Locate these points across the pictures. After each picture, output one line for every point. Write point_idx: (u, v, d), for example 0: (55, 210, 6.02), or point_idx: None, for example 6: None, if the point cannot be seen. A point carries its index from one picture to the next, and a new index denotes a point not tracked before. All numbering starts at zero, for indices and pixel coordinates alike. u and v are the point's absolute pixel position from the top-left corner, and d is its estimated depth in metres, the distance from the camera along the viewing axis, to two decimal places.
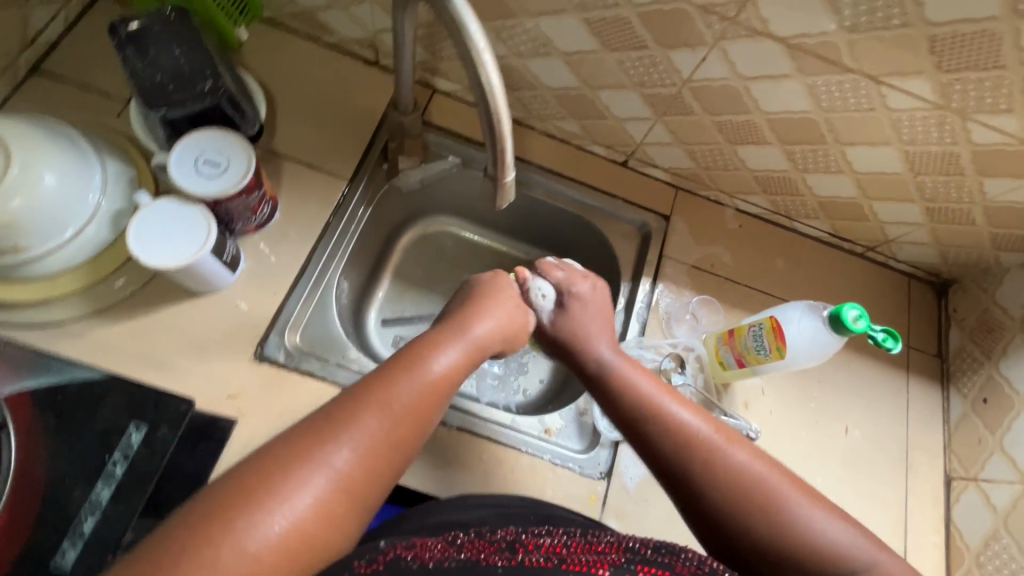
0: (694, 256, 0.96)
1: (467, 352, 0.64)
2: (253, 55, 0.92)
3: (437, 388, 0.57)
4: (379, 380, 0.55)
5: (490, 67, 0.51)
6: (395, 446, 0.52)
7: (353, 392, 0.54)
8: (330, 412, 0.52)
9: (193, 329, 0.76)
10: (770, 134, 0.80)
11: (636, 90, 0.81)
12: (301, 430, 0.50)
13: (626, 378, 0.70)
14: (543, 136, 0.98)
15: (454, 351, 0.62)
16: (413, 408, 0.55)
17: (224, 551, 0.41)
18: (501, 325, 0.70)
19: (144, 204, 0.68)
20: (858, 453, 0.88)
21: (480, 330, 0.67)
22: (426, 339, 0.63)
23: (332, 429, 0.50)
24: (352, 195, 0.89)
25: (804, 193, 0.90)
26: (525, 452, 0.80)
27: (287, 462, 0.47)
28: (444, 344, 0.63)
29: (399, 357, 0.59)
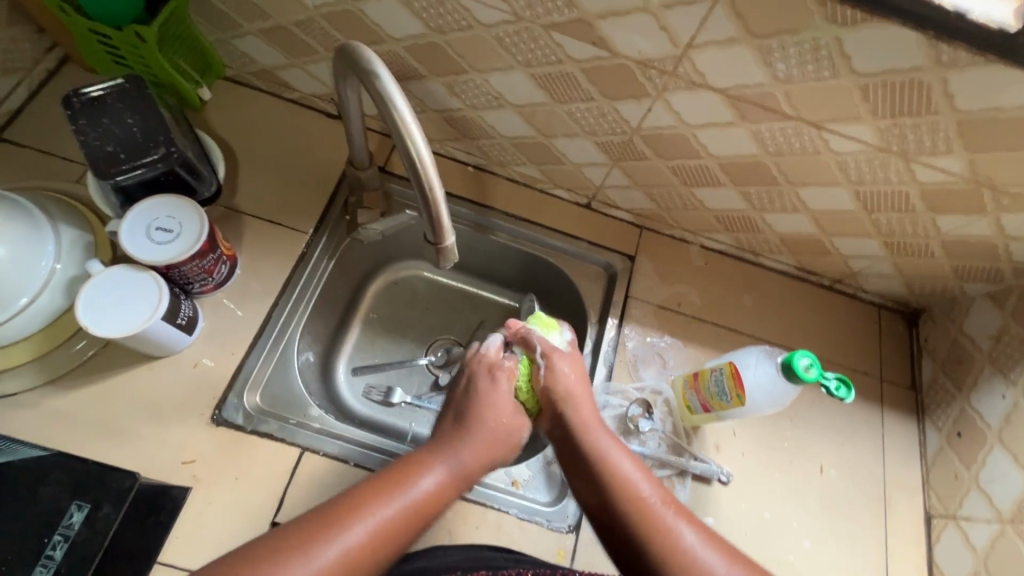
0: (660, 296, 0.96)
1: (460, 470, 0.61)
2: (216, 114, 0.93)
3: (424, 507, 0.57)
4: (370, 492, 0.55)
5: (418, 141, 0.55)
6: (375, 559, 0.52)
7: (339, 501, 0.54)
8: (313, 517, 0.52)
9: (150, 394, 0.75)
10: (723, 177, 0.81)
11: (589, 138, 0.82)
12: (289, 533, 0.51)
13: (593, 441, 0.65)
14: (506, 181, 0.99)
15: (446, 466, 0.61)
16: (399, 525, 0.55)
17: None
18: (494, 435, 0.65)
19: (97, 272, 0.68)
20: (834, 492, 0.86)
21: (473, 447, 0.63)
22: (415, 454, 0.62)
23: (312, 540, 0.50)
24: (314, 248, 0.90)
25: (764, 230, 0.91)
26: (491, 507, 0.78)
27: (270, 565, 0.48)
28: (439, 457, 0.61)
29: (391, 468, 0.59)
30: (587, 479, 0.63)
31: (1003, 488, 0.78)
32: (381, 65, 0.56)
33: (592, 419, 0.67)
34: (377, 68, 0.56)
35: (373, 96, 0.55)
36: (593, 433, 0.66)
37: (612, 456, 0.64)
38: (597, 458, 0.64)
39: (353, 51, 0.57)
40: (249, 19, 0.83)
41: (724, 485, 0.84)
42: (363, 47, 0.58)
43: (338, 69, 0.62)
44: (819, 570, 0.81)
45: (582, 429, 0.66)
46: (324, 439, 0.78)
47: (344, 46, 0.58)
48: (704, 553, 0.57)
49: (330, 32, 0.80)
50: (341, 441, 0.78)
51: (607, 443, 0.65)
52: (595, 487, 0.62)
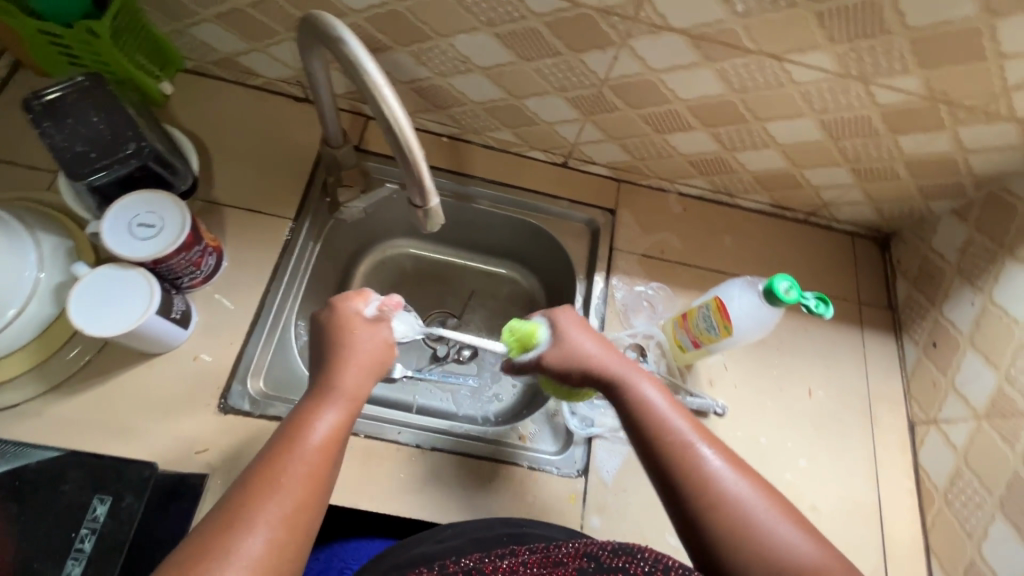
0: (644, 245, 0.98)
1: (347, 400, 0.63)
2: (181, 108, 0.92)
3: (325, 447, 0.58)
4: (274, 455, 0.56)
5: (394, 104, 0.55)
6: (306, 510, 0.54)
7: (251, 475, 0.55)
8: (237, 497, 0.53)
9: (155, 391, 0.76)
10: (693, 120, 0.83)
11: (558, 95, 0.83)
12: (207, 524, 0.51)
13: (634, 383, 0.67)
14: (482, 148, 1.00)
15: (333, 404, 0.62)
16: (308, 480, 0.55)
17: None
18: (360, 360, 0.67)
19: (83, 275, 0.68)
20: (823, 412, 0.91)
21: (349, 376, 0.65)
22: (302, 404, 0.62)
23: (236, 520, 0.51)
24: (298, 233, 0.90)
25: (737, 170, 0.93)
26: (502, 461, 0.81)
27: (196, 568, 0.48)
28: (326, 399, 0.62)
29: (285, 425, 0.60)
30: (626, 417, 0.66)
31: (977, 387, 0.83)
32: (348, 31, 0.56)
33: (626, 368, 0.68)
34: (343, 34, 0.56)
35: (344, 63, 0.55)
36: (631, 376, 0.67)
37: (650, 398, 0.65)
38: (634, 399, 0.66)
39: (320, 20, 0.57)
40: (204, 6, 0.81)
41: (721, 417, 0.88)
42: (327, 15, 0.57)
43: (305, 42, 0.62)
44: (815, 485, 0.86)
45: (623, 376, 0.68)
46: None
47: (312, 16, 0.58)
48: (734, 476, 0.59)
49: (289, 10, 0.79)
50: None
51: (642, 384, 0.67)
52: (634, 424, 0.64)
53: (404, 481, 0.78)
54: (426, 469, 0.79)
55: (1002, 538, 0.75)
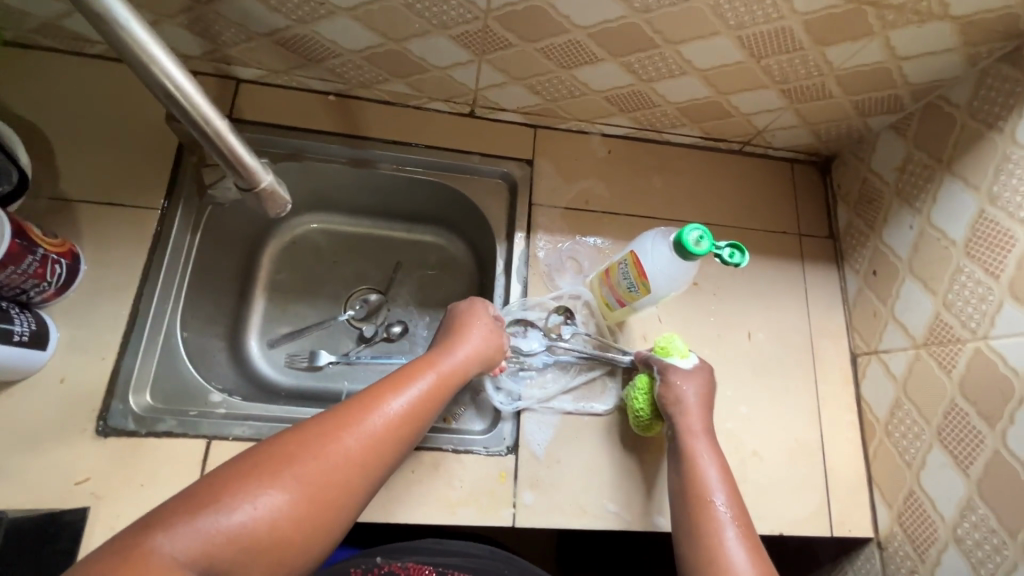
0: (566, 197, 0.90)
1: (458, 363, 0.66)
2: (8, 89, 0.78)
3: (430, 401, 0.61)
4: (390, 386, 0.59)
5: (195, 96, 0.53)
6: (394, 448, 0.55)
7: (369, 390, 0.58)
8: (356, 399, 0.56)
9: (18, 421, 0.68)
10: (598, 50, 0.72)
11: (441, 33, 0.71)
12: (326, 416, 0.54)
13: (690, 441, 0.68)
14: (375, 104, 0.88)
15: (449, 363, 0.65)
16: (407, 425, 0.57)
17: (245, 500, 0.45)
18: (482, 343, 0.71)
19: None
20: (764, 355, 0.87)
21: (466, 346, 0.69)
22: (424, 358, 0.66)
23: (352, 416, 0.54)
24: (171, 225, 0.79)
25: (659, 103, 0.84)
26: (425, 447, 0.75)
27: (307, 438, 0.51)
28: (445, 355, 0.66)
29: (404, 368, 0.63)
30: (676, 470, 0.68)
31: (916, 315, 0.79)
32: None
33: (699, 429, 0.69)
34: None
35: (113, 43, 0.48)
36: (696, 436, 0.69)
37: (703, 459, 0.67)
38: (689, 456, 0.68)
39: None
40: None
41: None
42: None
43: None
44: (756, 431, 0.83)
45: (684, 431, 0.69)
46: (235, 423, 0.73)
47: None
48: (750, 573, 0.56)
49: None
50: (250, 421, 0.74)
51: (703, 448, 0.68)
52: (681, 478, 0.67)
53: None
54: None
55: (939, 467, 0.73)
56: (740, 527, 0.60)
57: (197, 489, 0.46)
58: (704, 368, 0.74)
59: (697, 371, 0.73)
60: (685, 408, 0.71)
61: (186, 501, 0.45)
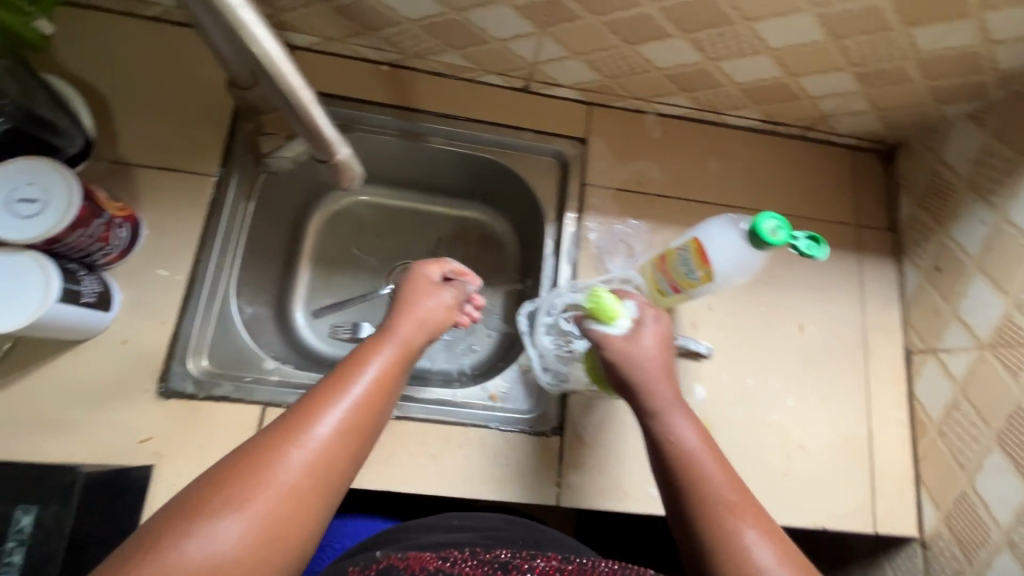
0: (619, 178, 0.88)
1: (404, 345, 0.60)
2: (69, 50, 0.78)
3: (379, 388, 0.55)
4: (328, 384, 0.53)
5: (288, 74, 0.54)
6: (349, 449, 0.50)
7: (306, 396, 0.52)
8: (291, 412, 0.50)
9: (85, 379, 0.70)
10: (668, 25, 0.69)
11: (505, 3, 0.69)
12: (261, 436, 0.48)
13: (665, 413, 0.60)
14: (428, 75, 0.86)
15: (394, 344, 0.59)
16: (365, 414, 0.52)
17: (182, 550, 0.40)
18: (425, 318, 0.65)
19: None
20: (815, 348, 0.85)
21: (406, 324, 0.63)
22: (363, 345, 0.59)
23: (292, 429, 0.48)
24: (227, 193, 0.80)
25: (723, 83, 0.81)
26: (472, 424, 0.76)
27: (241, 468, 0.45)
28: (387, 339, 0.60)
29: (345, 361, 0.57)
30: (656, 454, 0.59)
31: (984, 315, 0.76)
32: None
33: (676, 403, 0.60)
34: None
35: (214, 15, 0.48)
36: (669, 408, 0.60)
37: (682, 435, 0.58)
38: (664, 432, 0.59)
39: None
40: None
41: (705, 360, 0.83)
42: None
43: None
44: (804, 425, 0.82)
45: (652, 402, 0.61)
46: (288, 392, 0.75)
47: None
48: (771, 559, 0.49)
49: None
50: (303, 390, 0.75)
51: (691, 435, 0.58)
52: (663, 463, 0.58)
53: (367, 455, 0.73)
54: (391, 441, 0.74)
55: (998, 472, 0.71)
56: (743, 501, 0.53)
57: (130, 546, 0.41)
58: (642, 310, 0.65)
59: (643, 321, 0.65)
60: (649, 369, 0.62)
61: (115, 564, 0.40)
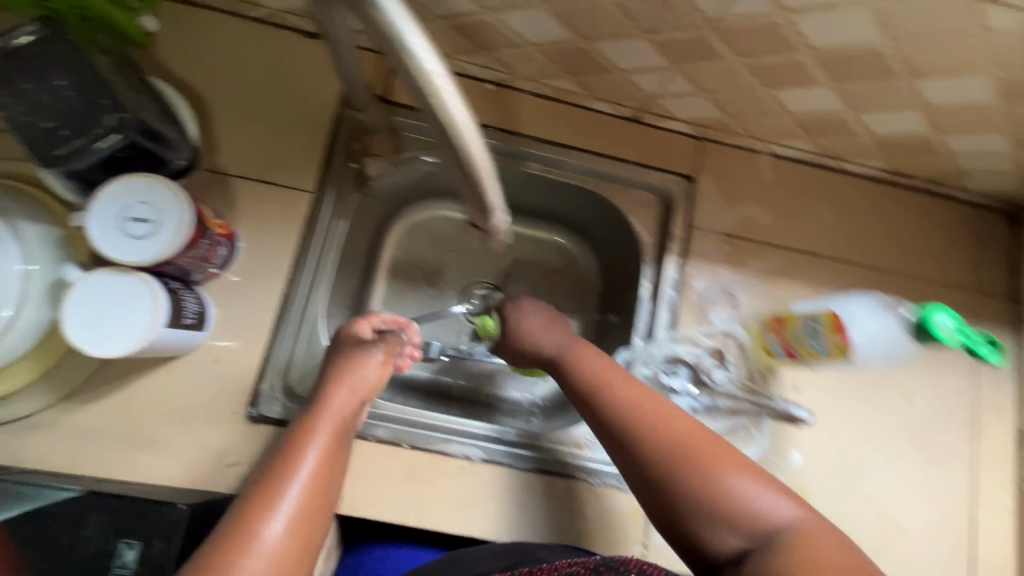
0: (726, 221, 0.82)
1: (336, 423, 0.59)
2: (171, 48, 0.75)
3: (317, 475, 0.55)
4: (266, 484, 0.53)
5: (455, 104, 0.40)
6: (303, 543, 0.51)
7: (240, 502, 0.52)
8: (228, 522, 0.50)
9: (177, 397, 0.69)
10: (819, 73, 0.63)
11: (643, 37, 0.63)
12: (205, 548, 0.48)
13: (597, 380, 0.65)
14: (534, 97, 0.81)
15: (326, 424, 0.59)
16: (309, 499, 0.53)
17: None
18: (365, 382, 0.64)
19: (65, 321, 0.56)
20: (920, 420, 0.80)
21: (342, 395, 0.61)
22: (293, 429, 0.59)
23: (237, 539, 0.48)
24: (323, 209, 0.77)
25: (857, 132, 0.74)
26: (559, 473, 0.74)
27: None
28: (319, 417, 0.59)
29: (275, 455, 0.56)
30: (593, 412, 0.64)
31: None
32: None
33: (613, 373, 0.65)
34: None
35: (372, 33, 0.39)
36: (594, 370, 0.66)
37: (611, 390, 0.64)
38: (597, 389, 0.64)
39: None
40: None
41: (804, 426, 0.78)
42: None
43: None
44: (904, 502, 0.78)
45: (586, 378, 0.66)
46: (375, 424, 0.73)
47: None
48: (707, 447, 0.58)
49: None
50: (387, 422, 0.73)
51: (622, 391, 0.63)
52: (600, 416, 0.63)
53: (451, 496, 0.72)
54: (478, 483, 0.73)
55: None
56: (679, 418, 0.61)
57: None
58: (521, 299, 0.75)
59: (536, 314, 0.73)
60: (573, 360, 0.68)
61: None
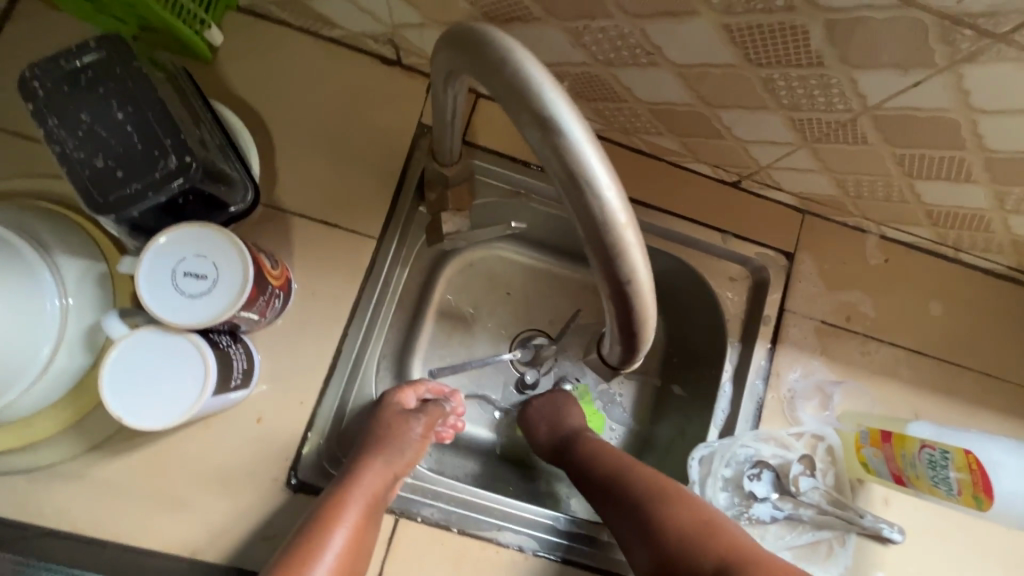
0: (825, 308, 0.74)
1: (366, 502, 0.57)
2: (235, 64, 0.68)
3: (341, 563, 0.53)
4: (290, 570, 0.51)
5: (633, 254, 0.36)
6: None
7: None
8: None
9: (213, 457, 0.62)
10: (981, 173, 0.55)
11: (780, 113, 0.55)
12: None
13: (607, 454, 0.66)
14: (627, 152, 0.73)
15: (355, 499, 0.57)
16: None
17: None
18: (408, 461, 0.63)
19: (102, 368, 0.49)
20: (1022, 551, 0.72)
21: (373, 471, 0.60)
22: (321, 504, 0.57)
23: None
24: (385, 256, 0.70)
25: (996, 231, 0.66)
26: (618, 573, 0.68)
27: None
28: (348, 491, 0.57)
29: (300, 533, 0.54)
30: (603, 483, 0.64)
31: None
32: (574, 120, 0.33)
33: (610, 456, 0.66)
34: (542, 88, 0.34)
35: (545, 164, 0.35)
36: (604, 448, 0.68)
37: (619, 459, 0.65)
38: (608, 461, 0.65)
39: (497, 54, 0.35)
40: None
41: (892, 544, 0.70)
42: (505, 40, 0.36)
43: (450, 64, 0.40)
44: None
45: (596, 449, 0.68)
46: (423, 501, 0.66)
47: (478, 32, 0.36)
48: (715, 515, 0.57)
49: None
50: (440, 502, 0.67)
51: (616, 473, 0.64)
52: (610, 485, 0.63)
53: None
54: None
55: None
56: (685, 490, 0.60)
57: None
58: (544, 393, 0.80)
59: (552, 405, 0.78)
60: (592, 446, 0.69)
61: None
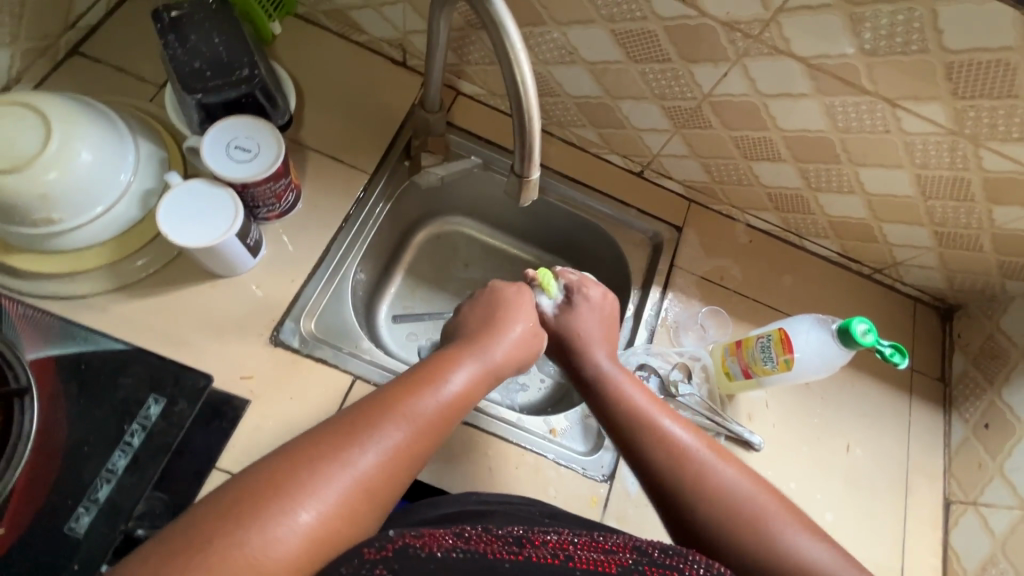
0: (703, 268, 0.97)
1: (487, 366, 0.65)
2: (285, 49, 0.95)
3: (452, 405, 0.58)
4: (405, 390, 0.56)
5: (525, 67, 0.56)
6: (417, 452, 0.53)
7: (380, 397, 0.55)
8: (360, 412, 0.52)
9: (212, 310, 0.78)
10: (785, 151, 0.82)
11: (656, 102, 0.83)
12: (332, 430, 0.50)
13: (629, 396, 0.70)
14: (561, 142, 0.99)
15: (476, 362, 0.64)
16: (393, 464, 0.50)
17: (251, 538, 0.42)
18: (519, 343, 0.70)
19: (159, 205, 0.68)
20: (859, 471, 0.89)
21: (499, 350, 0.67)
22: (445, 356, 0.64)
23: (364, 427, 0.51)
24: (372, 189, 0.92)
25: (815, 212, 0.92)
26: (531, 450, 0.81)
27: (310, 462, 0.47)
28: (472, 356, 0.64)
29: (420, 369, 0.60)
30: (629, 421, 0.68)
31: None
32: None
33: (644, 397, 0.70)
34: None
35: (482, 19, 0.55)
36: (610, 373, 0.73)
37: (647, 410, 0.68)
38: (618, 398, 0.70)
39: None
40: None
41: (756, 451, 0.86)
42: None
43: None
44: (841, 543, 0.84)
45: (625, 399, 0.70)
46: (375, 370, 0.80)
47: None
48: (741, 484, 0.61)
49: None
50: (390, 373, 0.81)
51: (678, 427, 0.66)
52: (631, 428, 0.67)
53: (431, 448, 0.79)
54: (459, 443, 0.80)
55: None
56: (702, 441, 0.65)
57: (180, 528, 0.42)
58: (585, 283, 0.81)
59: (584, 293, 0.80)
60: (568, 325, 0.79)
61: (198, 527, 0.42)
